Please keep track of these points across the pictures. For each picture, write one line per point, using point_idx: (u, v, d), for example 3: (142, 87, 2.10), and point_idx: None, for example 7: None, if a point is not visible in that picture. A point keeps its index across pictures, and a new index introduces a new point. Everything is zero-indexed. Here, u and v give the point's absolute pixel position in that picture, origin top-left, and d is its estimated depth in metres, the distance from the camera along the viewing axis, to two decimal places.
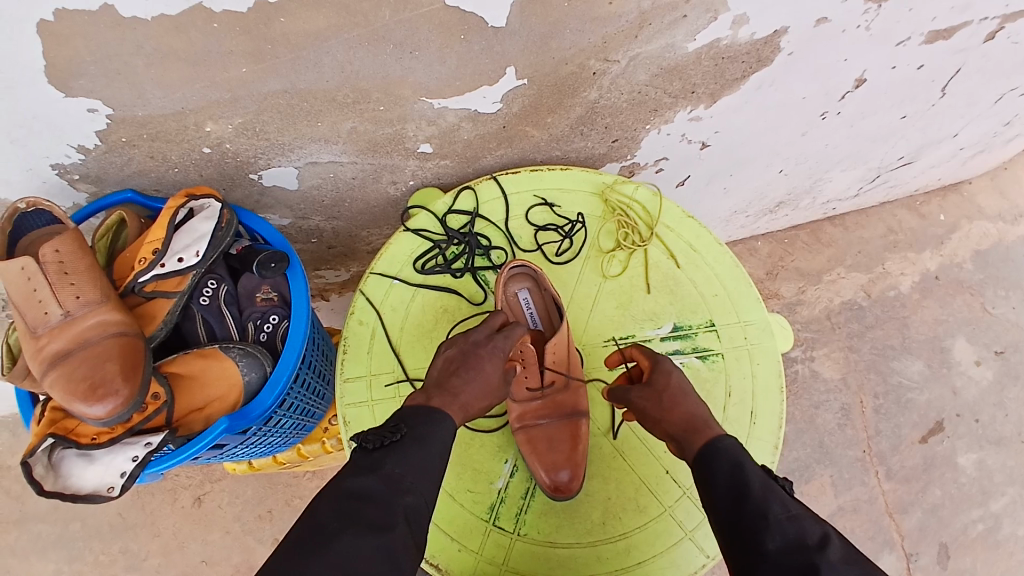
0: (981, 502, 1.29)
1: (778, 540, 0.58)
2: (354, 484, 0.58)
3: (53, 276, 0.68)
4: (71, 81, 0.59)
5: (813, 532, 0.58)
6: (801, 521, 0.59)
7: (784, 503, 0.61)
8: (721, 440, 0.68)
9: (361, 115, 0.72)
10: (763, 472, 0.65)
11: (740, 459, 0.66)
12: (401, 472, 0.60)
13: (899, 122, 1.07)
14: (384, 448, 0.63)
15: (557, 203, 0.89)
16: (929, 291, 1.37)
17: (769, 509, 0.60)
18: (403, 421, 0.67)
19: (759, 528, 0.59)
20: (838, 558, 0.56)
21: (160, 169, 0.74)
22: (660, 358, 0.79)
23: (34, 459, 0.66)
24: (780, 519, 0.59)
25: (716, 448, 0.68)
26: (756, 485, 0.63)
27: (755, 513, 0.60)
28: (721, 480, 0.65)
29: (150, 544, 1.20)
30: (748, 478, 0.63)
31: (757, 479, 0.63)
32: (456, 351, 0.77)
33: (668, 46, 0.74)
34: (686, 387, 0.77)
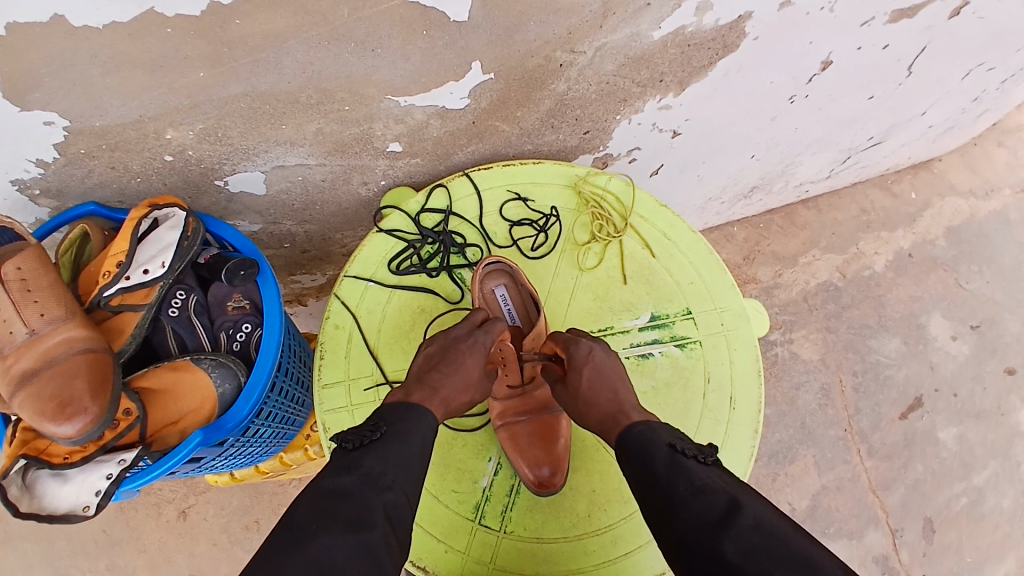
0: (963, 476, 1.32)
1: (686, 519, 0.58)
2: (331, 484, 0.58)
3: (16, 294, 0.66)
4: (26, 94, 0.58)
5: (717, 502, 0.57)
6: (707, 492, 0.59)
7: (690, 478, 0.60)
8: (627, 432, 0.69)
9: (327, 116, 0.70)
10: (672, 449, 0.64)
11: (647, 444, 0.66)
12: (381, 467, 0.60)
13: (867, 103, 1.08)
14: (362, 447, 0.62)
15: (530, 197, 0.88)
16: (903, 269, 1.39)
17: (674, 488, 0.60)
18: (382, 419, 0.66)
19: (667, 510, 0.60)
20: (743, 521, 0.55)
21: (122, 179, 0.72)
22: (573, 348, 0.77)
23: (9, 480, 0.64)
24: (685, 497, 0.59)
25: (626, 439, 0.68)
26: (664, 465, 0.63)
27: (663, 495, 0.61)
28: (635, 469, 0.65)
29: (135, 561, 1.18)
30: (655, 461, 0.64)
31: (665, 457, 0.64)
32: (436, 348, 0.77)
33: (634, 35, 0.74)
34: (606, 370, 0.76)
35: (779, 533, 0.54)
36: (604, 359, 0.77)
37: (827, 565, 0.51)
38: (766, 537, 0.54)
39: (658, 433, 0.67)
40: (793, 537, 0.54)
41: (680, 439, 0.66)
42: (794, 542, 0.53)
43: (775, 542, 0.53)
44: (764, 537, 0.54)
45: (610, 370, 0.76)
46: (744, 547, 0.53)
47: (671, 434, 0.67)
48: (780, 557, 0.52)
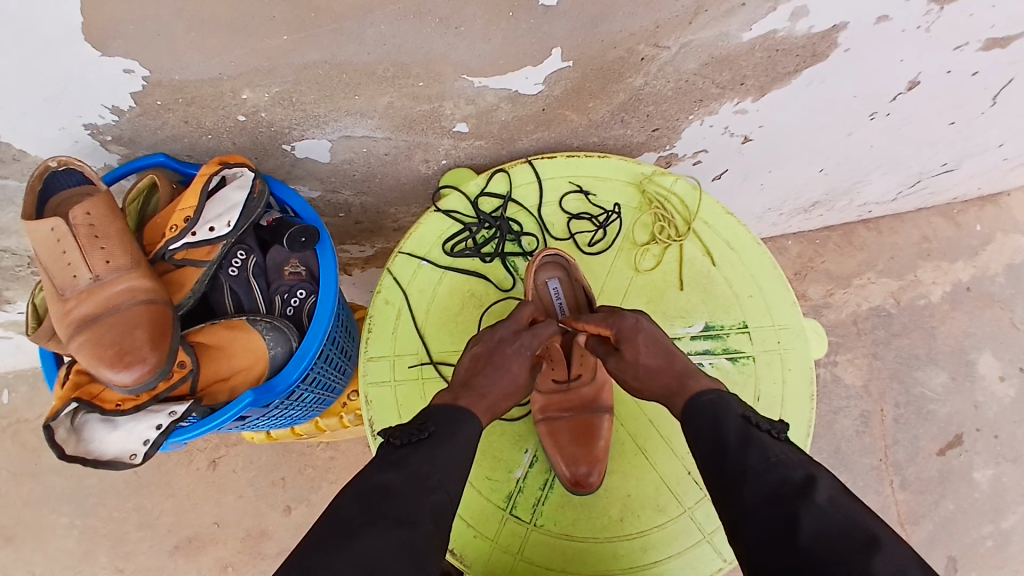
0: (992, 518, 1.26)
1: (755, 489, 0.57)
2: (379, 480, 0.58)
3: (84, 239, 0.67)
4: (108, 41, 0.58)
5: (792, 476, 0.57)
6: (784, 466, 0.58)
7: (763, 450, 0.60)
8: (699, 395, 0.68)
9: (400, 90, 0.70)
10: (745, 420, 0.64)
11: (719, 412, 0.65)
12: (427, 468, 0.60)
13: (946, 129, 1.03)
14: (411, 445, 0.62)
15: (592, 192, 0.87)
16: (960, 302, 1.33)
17: (745, 458, 0.59)
18: (430, 419, 0.66)
19: (736, 479, 0.59)
20: (820, 499, 0.54)
21: (194, 135, 0.73)
22: (621, 322, 0.76)
23: (56, 423, 0.66)
24: (757, 468, 0.58)
25: (696, 406, 0.67)
26: (736, 435, 0.62)
27: (732, 465, 0.60)
28: (703, 436, 0.64)
29: (164, 504, 1.22)
30: (727, 430, 0.63)
31: (737, 428, 0.63)
32: (483, 348, 0.76)
33: (722, 35, 0.71)
34: (658, 338, 0.76)
35: (855, 514, 0.53)
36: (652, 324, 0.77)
37: (904, 552, 0.50)
38: (839, 516, 0.53)
39: (730, 403, 0.66)
40: (869, 519, 0.53)
41: (752, 411, 0.65)
42: (869, 523, 0.52)
43: (851, 521, 0.52)
44: (838, 514, 0.53)
45: (661, 335, 0.76)
46: (818, 521, 0.52)
47: (742, 406, 0.66)
48: (854, 536, 0.51)
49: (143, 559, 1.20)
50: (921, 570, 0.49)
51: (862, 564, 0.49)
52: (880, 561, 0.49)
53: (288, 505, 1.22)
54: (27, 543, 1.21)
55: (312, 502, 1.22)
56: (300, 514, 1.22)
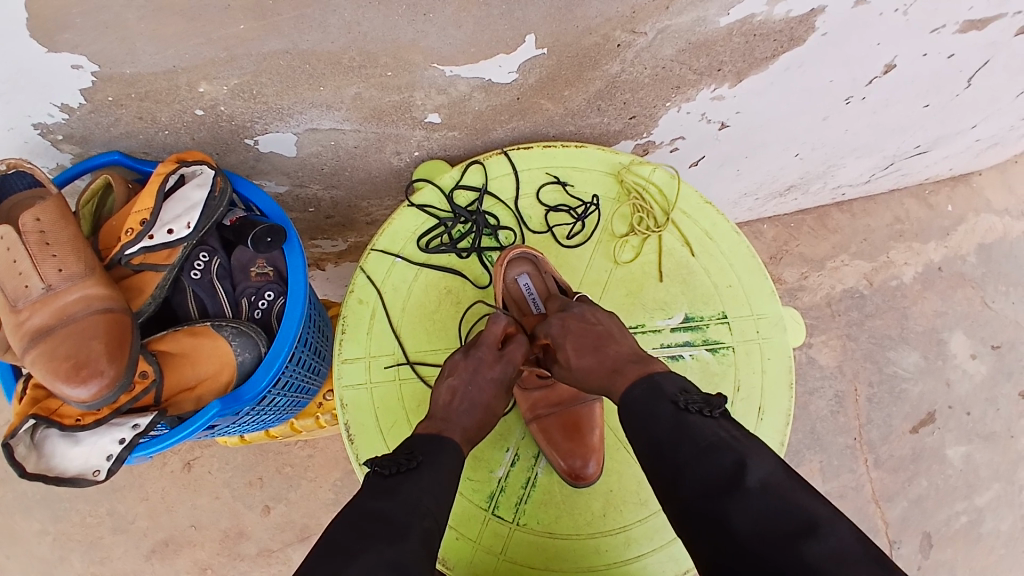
0: (965, 495, 1.30)
1: (691, 484, 0.57)
2: (370, 509, 0.56)
3: (34, 247, 0.63)
4: (54, 35, 0.54)
5: (725, 464, 0.56)
6: (717, 452, 0.57)
7: (696, 439, 0.58)
8: (632, 389, 0.66)
9: (368, 80, 0.66)
10: (676, 407, 0.62)
11: (651, 406, 0.63)
12: (418, 495, 0.59)
13: (920, 111, 1.03)
14: (400, 474, 0.61)
15: (569, 183, 0.85)
16: (931, 283, 1.36)
17: (679, 452, 0.58)
18: (416, 448, 0.65)
19: (673, 475, 0.58)
20: (755, 484, 0.54)
21: (149, 130, 0.69)
22: (549, 329, 0.76)
23: (16, 440, 0.62)
24: (691, 459, 0.57)
25: (630, 398, 0.65)
26: (669, 427, 0.60)
27: (668, 460, 0.59)
28: (637, 428, 0.63)
29: (137, 507, 1.18)
30: (660, 423, 0.61)
31: (669, 418, 0.61)
32: (458, 380, 0.74)
33: (700, 20, 0.69)
34: (591, 329, 0.74)
35: (787, 495, 0.53)
36: (583, 312, 0.76)
37: (837, 527, 0.51)
38: (773, 501, 0.53)
39: (662, 388, 0.64)
40: (803, 498, 0.53)
41: (684, 392, 0.63)
42: (802, 502, 0.53)
43: (783, 505, 0.52)
44: (773, 502, 0.53)
45: (595, 326, 0.74)
46: (751, 514, 0.52)
47: (675, 387, 0.64)
48: (788, 525, 0.51)
49: (118, 564, 1.17)
50: (853, 546, 0.50)
51: (795, 556, 0.50)
52: (811, 547, 0.50)
53: (267, 505, 1.20)
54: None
55: (291, 501, 1.20)
56: (279, 513, 1.19)
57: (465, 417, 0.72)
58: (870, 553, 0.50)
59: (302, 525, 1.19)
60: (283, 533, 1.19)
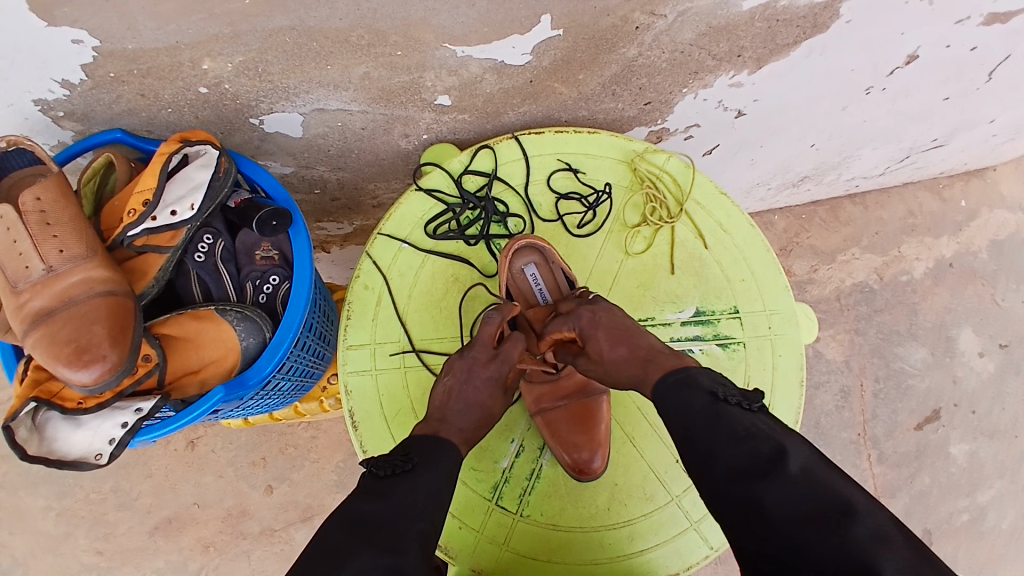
0: (969, 493, 1.29)
1: (727, 471, 0.56)
2: (363, 511, 0.56)
3: (34, 227, 0.62)
4: (55, 9, 0.52)
5: (763, 451, 0.55)
6: (754, 440, 0.56)
7: (733, 427, 0.57)
8: (669, 377, 0.65)
9: (377, 60, 0.64)
10: (712, 397, 0.60)
11: (686, 395, 0.62)
12: (412, 497, 0.58)
13: (940, 103, 1.00)
14: (395, 476, 0.60)
15: (581, 170, 0.83)
16: (942, 278, 1.34)
17: (714, 440, 0.58)
18: (412, 450, 0.65)
19: (708, 463, 0.57)
20: (793, 471, 0.53)
21: (152, 108, 0.67)
22: (576, 322, 0.74)
23: (17, 423, 0.61)
24: (728, 447, 0.56)
25: (663, 390, 0.64)
26: (705, 415, 0.59)
27: (704, 449, 0.58)
28: (671, 416, 0.62)
29: (141, 485, 1.18)
30: (695, 410, 0.60)
31: (705, 407, 0.60)
32: (454, 380, 0.73)
33: (721, 3, 0.67)
34: (620, 322, 0.73)
35: (826, 483, 0.52)
36: (611, 307, 0.75)
37: (875, 514, 0.50)
38: (811, 487, 0.52)
39: (696, 379, 0.63)
40: (841, 485, 0.52)
41: (721, 384, 0.62)
42: (841, 490, 0.52)
43: (821, 492, 0.51)
44: (811, 488, 0.52)
45: (622, 320, 0.73)
46: (788, 499, 0.51)
47: (710, 379, 0.63)
48: (825, 510, 0.50)
49: (121, 541, 1.18)
50: (893, 533, 0.49)
51: (834, 540, 0.49)
52: (850, 532, 0.49)
53: (269, 485, 1.20)
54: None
55: (293, 482, 1.20)
56: (282, 494, 1.20)
57: (461, 415, 0.71)
58: (909, 542, 0.49)
59: (305, 506, 1.20)
60: (285, 514, 1.19)
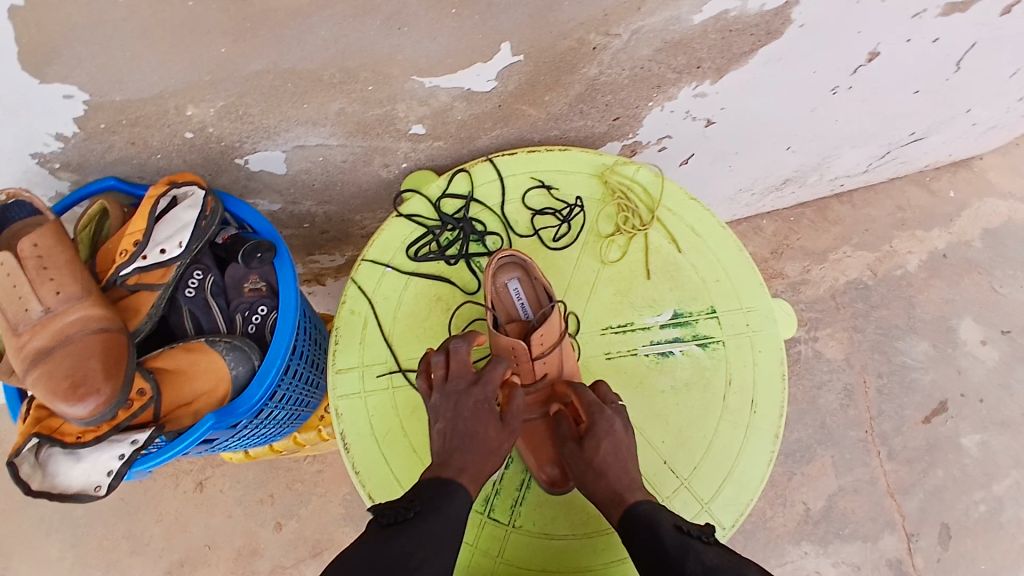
0: (983, 484, 1.27)
1: None
2: (360, 563, 0.58)
3: (33, 272, 0.66)
4: (45, 65, 0.56)
5: None
6: (720, 569, 0.60)
7: (701, 557, 0.62)
8: (637, 505, 0.71)
9: (350, 96, 0.68)
10: (680, 532, 0.65)
11: (653, 523, 0.67)
12: (412, 547, 0.61)
13: (911, 98, 1.02)
14: (398, 524, 0.63)
15: (554, 185, 0.86)
16: (936, 270, 1.34)
17: (685, 566, 0.61)
18: (418, 496, 0.67)
19: None
20: None
21: (142, 155, 0.71)
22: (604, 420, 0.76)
23: (21, 459, 0.64)
24: (698, 574, 0.60)
25: (632, 522, 0.69)
26: (674, 546, 0.64)
27: (674, 575, 0.61)
28: (640, 550, 0.66)
29: (152, 529, 1.20)
30: (662, 537, 0.65)
31: (673, 538, 0.65)
32: (444, 425, 0.74)
33: (673, 19, 0.70)
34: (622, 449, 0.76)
35: None
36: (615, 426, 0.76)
37: None
38: None
39: (661, 516, 0.68)
40: None
41: (684, 521, 0.68)
42: None
43: None
44: None
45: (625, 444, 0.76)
46: None
47: (673, 517, 0.68)
48: None
49: None
50: None
51: None
52: None
53: (279, 521, 1.21)
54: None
55: (302, 517, 1.21)
56: (291, 530, 1.21)
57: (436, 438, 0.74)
58: None
59: (315, 541, 1.20)
60: (295, 550, 1.20)
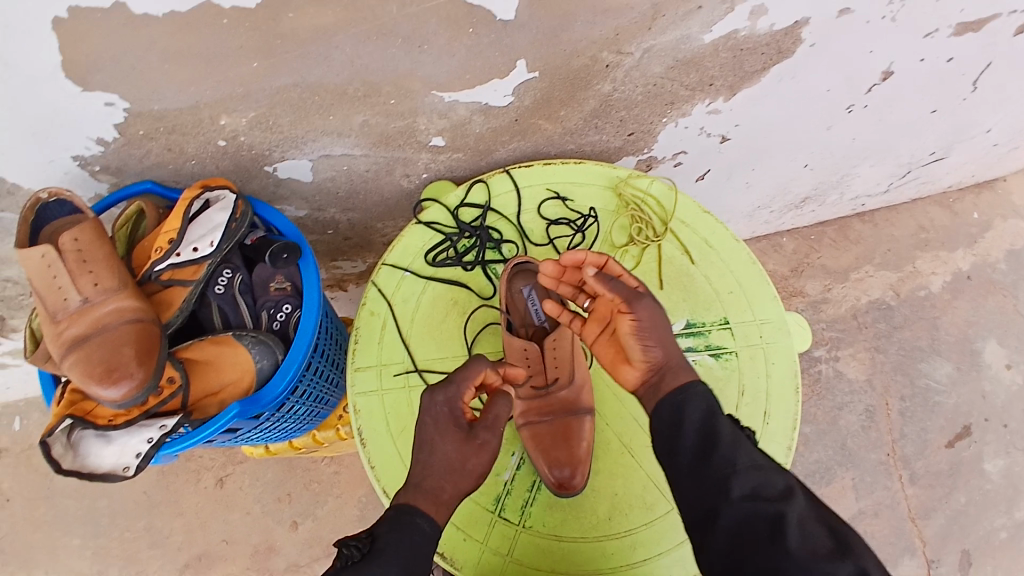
0: (1006, 510, 1.24)
1: (740, 482, 0.62)
2: None
3: (72, 263, 0.70)
4: (88, 76, 0.61)
5: (776, 478, 0.62)
6: (768, 470, 0.63)
7: (750, 452, 0.65)
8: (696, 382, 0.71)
9: (374, 108, 0.72)
10: (734, 426, 0.68)
11: (711, 408, 0.69)
12: None
13: (929, 116, 1.03)
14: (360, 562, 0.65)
15: (569, 197, 0.88)
16: (960, 291, 1.32)
17: (733, 455, 0.64)
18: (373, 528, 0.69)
19: (723, 469, 0.63)
20: (802, 501, 0.60)
21: (178, 160, 0.76)
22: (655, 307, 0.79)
23: (53, 439, 0.68)
24: (744, 465, 0.63)
25: (688, 399, 0.70)
26: (726, 434, 0.66)
27: (720, 457, 0.64)
28: (690, 426, 0.68)
29: (174, 523, 1.24)
30: (719, 424, 0.67)
31: (728, 429, 0.67)
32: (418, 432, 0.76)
33: (683, 38, 0.73)
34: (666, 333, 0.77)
35: (828, 518, 0.59)
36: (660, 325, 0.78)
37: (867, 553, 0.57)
38: (817, 516, 0.59)
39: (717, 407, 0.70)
40: (836, 520, 0.59)
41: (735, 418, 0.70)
42: (838, 525, 0.59)
43: (826, 522, 0.59)
44: (819, 518, 0.59)
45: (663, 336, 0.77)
46: (798, 518, 0.58)
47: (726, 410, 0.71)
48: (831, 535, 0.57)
49: None
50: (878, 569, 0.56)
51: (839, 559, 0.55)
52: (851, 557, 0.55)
53: (295, 521, 1.25)
54: (35, 568, 1.23)
55: (318, 517, 1.24)
56: (307, 529, 1.24)
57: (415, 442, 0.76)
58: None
59: (329, 541, 1.24)
60: (310, 549, 1.23)
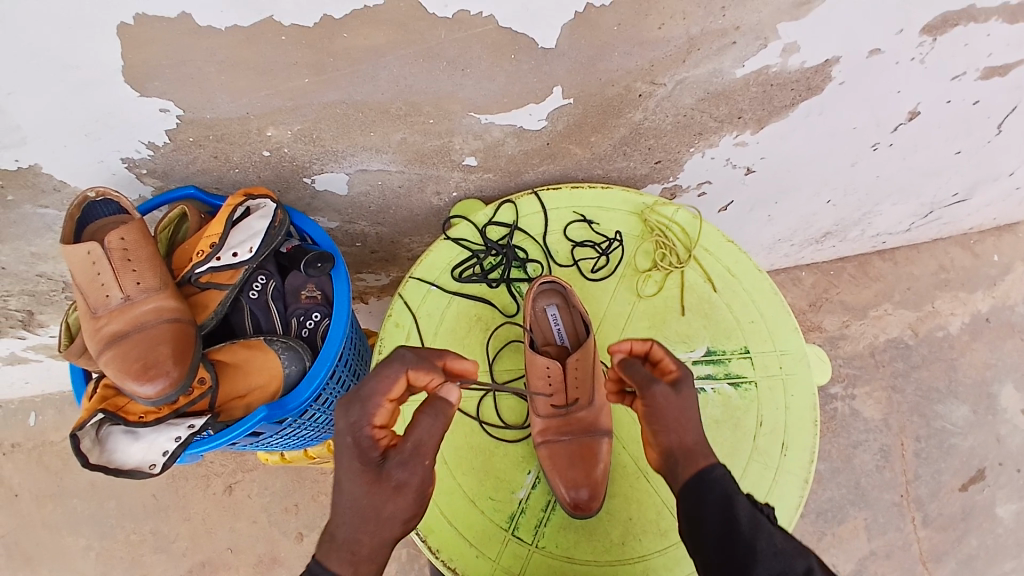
0: (1017, 555, 1.23)
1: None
2: None
3: (117, 262, 0.73)
4: (146, 82, 0.64)
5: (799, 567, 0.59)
6: (790, 556, 0.60)
7: (771, 538, 0.61)
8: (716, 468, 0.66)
9: (412, 127, 0.75)
10: (750, 505, 0.64)
11: (727, 490, 0.64)
12: None
13: (953, 157, 1.04)
14: None
15: (595, 221, 0.90)
16: (979, 333, 1.31)
17: (755, 544, 0.60)
18: None
19: (744, 562, 0.59)
20: None
21: (223, 168, 0.79)
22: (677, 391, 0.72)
23: (83, 433, 0.69)
24: (767, 555, 0.59)
25: (704, 480, 0.65)
26: (746, 519, 0.62)
27: (741, 546, 0.60)
28: (706, 510, 0.63)
29: (180, 528, 1.25)
30: (737, 508, 0.62)
31: (746, 512, 0.63)
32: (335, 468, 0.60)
33: (715, 71, 0.75)
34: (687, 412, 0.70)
35: None
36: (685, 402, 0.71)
37: None
38: None
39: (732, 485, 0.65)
40: None
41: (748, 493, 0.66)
42: None
43: None
44: None
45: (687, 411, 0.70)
46: None
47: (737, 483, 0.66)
48: None
49: None
50: None
51: None
52: None
53: (300, 532, 1.25)
54: (41, 565, 1.24)
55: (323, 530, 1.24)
56: (311, 541, 1.24)
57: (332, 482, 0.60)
58: None
59: None
60: None
